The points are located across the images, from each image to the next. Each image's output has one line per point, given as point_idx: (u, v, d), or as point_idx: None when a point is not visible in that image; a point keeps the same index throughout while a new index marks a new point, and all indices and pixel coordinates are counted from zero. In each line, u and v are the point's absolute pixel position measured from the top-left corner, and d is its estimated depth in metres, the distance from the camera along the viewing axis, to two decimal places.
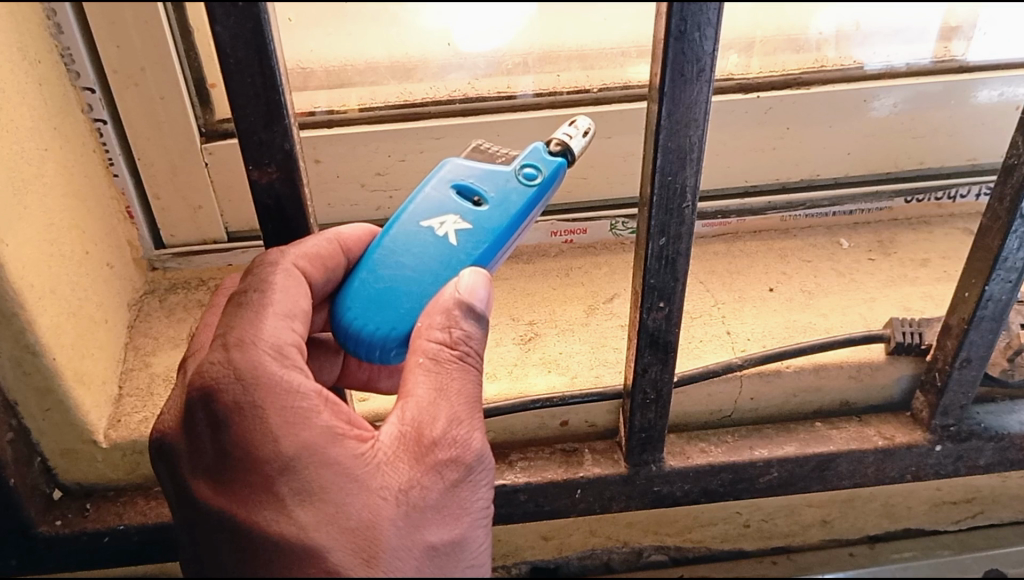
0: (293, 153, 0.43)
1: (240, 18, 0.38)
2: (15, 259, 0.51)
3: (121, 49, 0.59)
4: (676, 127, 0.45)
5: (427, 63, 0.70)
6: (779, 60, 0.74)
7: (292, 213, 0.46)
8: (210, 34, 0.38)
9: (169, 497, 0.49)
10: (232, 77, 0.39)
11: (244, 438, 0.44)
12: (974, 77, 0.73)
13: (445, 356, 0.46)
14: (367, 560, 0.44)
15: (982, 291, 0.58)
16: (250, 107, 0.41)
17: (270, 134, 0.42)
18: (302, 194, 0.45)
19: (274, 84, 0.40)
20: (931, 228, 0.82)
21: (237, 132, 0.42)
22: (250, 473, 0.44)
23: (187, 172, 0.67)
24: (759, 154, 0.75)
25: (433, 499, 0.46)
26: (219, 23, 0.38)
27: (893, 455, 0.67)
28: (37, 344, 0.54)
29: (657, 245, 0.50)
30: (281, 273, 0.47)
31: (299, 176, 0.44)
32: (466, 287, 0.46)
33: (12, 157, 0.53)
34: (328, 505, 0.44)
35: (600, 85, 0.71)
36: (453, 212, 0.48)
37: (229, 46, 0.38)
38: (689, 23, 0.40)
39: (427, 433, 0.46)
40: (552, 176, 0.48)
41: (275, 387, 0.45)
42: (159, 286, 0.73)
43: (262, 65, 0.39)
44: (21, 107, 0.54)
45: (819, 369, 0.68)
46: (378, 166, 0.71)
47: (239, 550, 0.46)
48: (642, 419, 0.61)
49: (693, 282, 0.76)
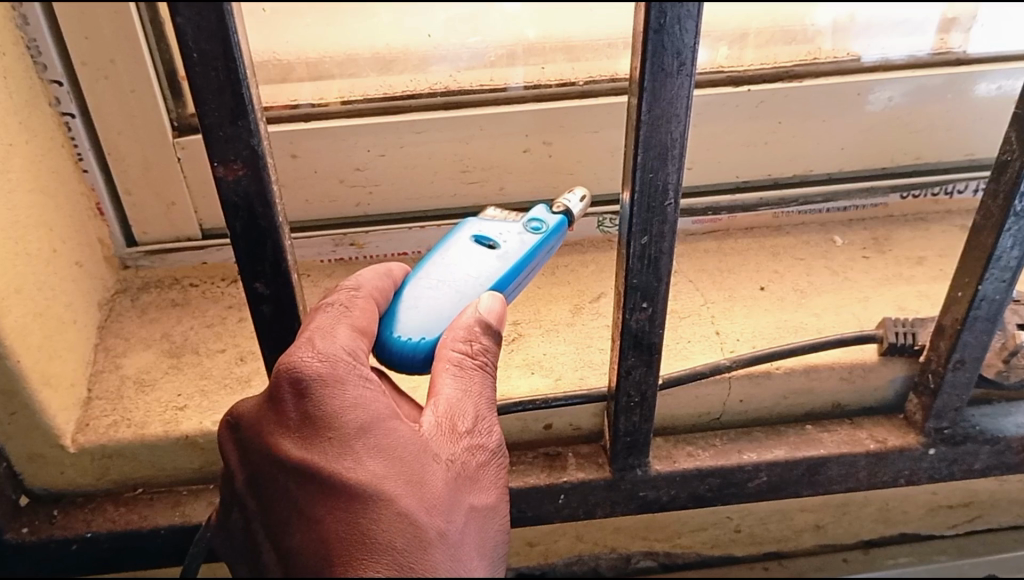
0: (260, 149, 0.41)
1: (204, 10, 0.36)
2: None
3: (89, 40, 0.57)
4: (657, 123, 0.43)
5: (408, 55, 0.69)
6: (772, 52, 0.73)
7: (261, 213, 0.44)
8: (171, 26, 0.36)
9: (231, 470, 0.47)
10: (194, 70, 0.37)
11: (321, 406, 0.44)
12: (973, 68, 0.72)
13: (469, 364, 0.46)
14: (426, 513, 0.45)
15: (976, 290, 0.57)
16: (213, 101, 0.39)
17: (236, 129, 0.40)
18: (270, 194, 0.43)
19: (239, 78, 0.38)
20: (928, 225, 0.80)
21: (200, 128, 0.40)
22: (328, 435, 0.44)
23: (158, 167, 0.65)
24: (751, 148, 0.73)
25: (473, 470, 0.47)
26: (181, 15, 0.36)
27: (885, 459, 0.66)
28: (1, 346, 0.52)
29: (639, 245, 0.49)
30: (362, 294, 0.47)
31: (268, 172, 0.42)
32: (486, 308, 0.47)
33: None
34: (399, 464, 0.45)
35: (587, 77, 0.69)
36: (470, 255, 0.50)
37: (192, 39, 0.36)
38: (669, 17, 0.38)
39: (466, 421, 0.47)
40: (556, 229, 0.51)
41: (352, 366, 0.45)
42: (131, 284, 0.71)
43: (227, 57, 0.37)
44: None
45: (810, 371, 0.66)
46: (357, 161, 0.69)
47: (298, 513, 0.45)
48: (626, 423, 0.59)
49: (682, 281, 0.74)
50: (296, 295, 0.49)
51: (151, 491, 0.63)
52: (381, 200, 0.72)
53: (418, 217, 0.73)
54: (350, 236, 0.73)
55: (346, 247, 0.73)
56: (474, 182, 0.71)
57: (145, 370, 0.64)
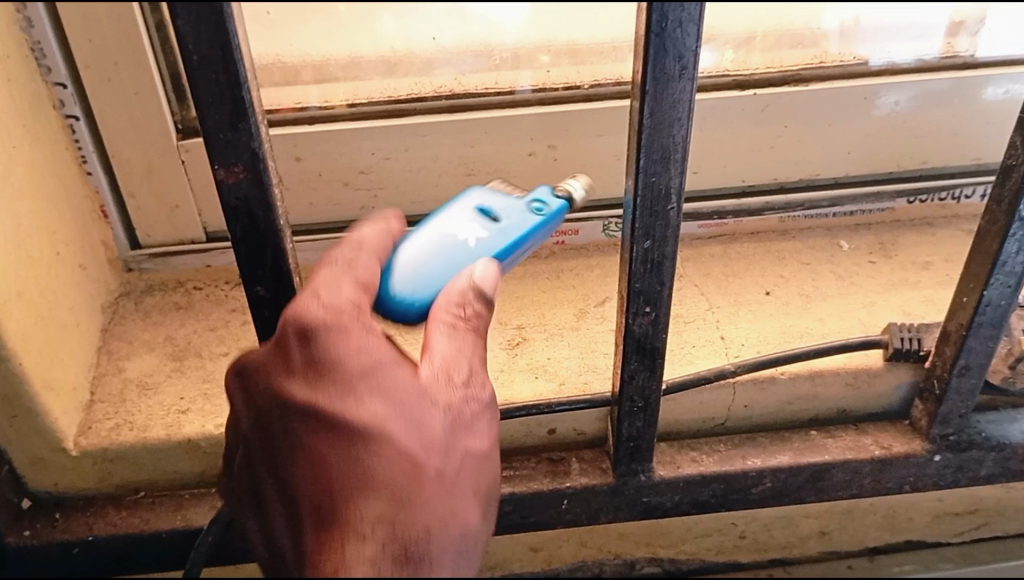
0: (260, 153, 0.41)
1: (204, 13, 0.36)
2: None
3: (93, 43, 0.57)
4: (659, 127, 0.43)
5: (412, 58, 0.69)
6: (778, 55, 0.72)
7: (262, 217, 0.43)
8: (172, 29, 0.36)
9: (233, 415, 0.45)
10: (195, 74, 0.37)
11: (319, 353, 0.42)
12: (980, 72, 0.71)
13: (466, 321, 0.44)
14: (419, 462, 0.42)
15: (981, 296, 0.56)
16: (214, 105, 0.39)
17: (236, 133, 0.40)
18: (271, 198, 0.43)
19: (239, 82, 0.38)
20: (934, 230, 0.79)
21: (201, 132, 0.40)
22: (326, 381, 0.42)
23: (161, 170, 0.65)
24: (757, 153, 0.72)
25: (472, 422, 0.44)
26: (181, 18, 0.36)
27: (890, 465, 0.65)
28: (4, 349, 0.52)
29: (641, 249, 0.48)
30: (364, 248, 0.45)
31: (268, 176, 0.42)
32: (480, 275, 0.44)
33: None
34: (396, 411, 0.42)
35: (592, 81, 0.69)
36: (468, 226, 0.46)
37: (192, 43, 0.36)
38: (670, 21, 0.38)
39: (465, 374, 0.44)
40: (559, 213, 0.47)
41: (353, 313, 0.43)
42: (135, 287, 0.71)
43: (227, 61, 0.37)
44: None
45: (815, 377, 0.65)
46: (362, 164, 0.69)
47: (294, 460, 0.43)
48: (630, 428, 0.59)
49: (687, 286, 0.73)
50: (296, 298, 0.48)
51: (152, 495, 0.63)
52: (386, 204, 0.71)
53: (421, 221, 0.73)
54: None
55: None
56: (479, 186, 0.71)
57: (148, 374, 0.64)
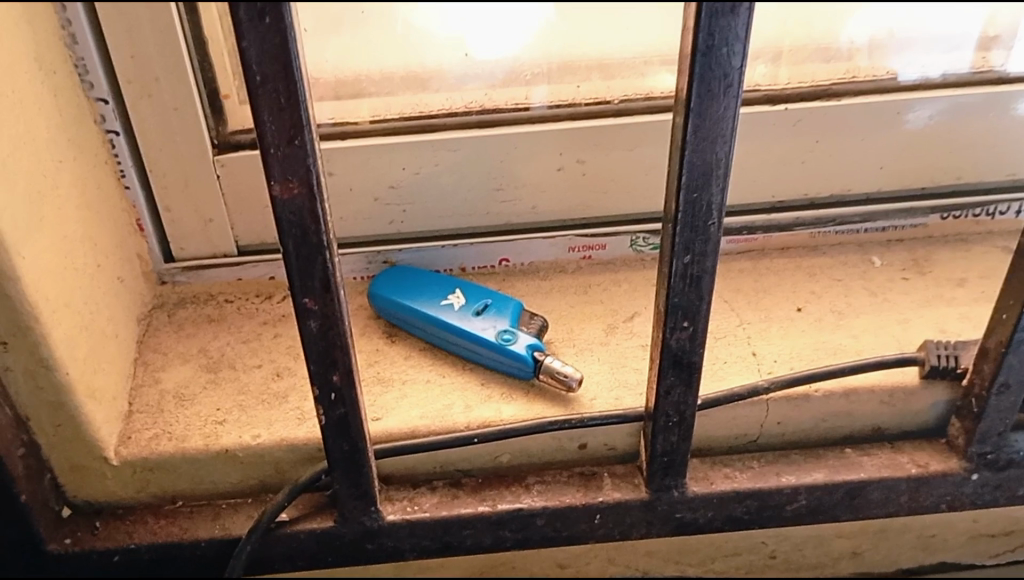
0: (315, 168, 0.42)
1: (268, 35, 0.37)
2: (31, 270, 0.51)
3: (135, 59, 0.58)
4: (702, 143, 0.44)
5: (442, 74, 0.70)
6: (808, 69, 0.73)
7: (314, 233, 0.45)
8: (236, 49, 0.37)
9: None
10: (258, 92, 0.38)
11: None
12: (1011, 87, 0.70)
13: None
14: None
15: (1021, 313, 0.56)
16: (273, 121, 0.40)
17: (292, 149, 0.41)
18: (323, 212, 0.44)
19: (298, 99, 0.39)
20: (969, 246, 0.77)
21: (259, 149, 0.41)
22: None
23: (197, 184, 0.66)
24: (787, 168, 0.72)
25: None
26: (246, 39, 0.37)
27: (927, 483, 0.64)
28: (51, 359, 0.53)
29: (681, 263, 0.49)
30: None
31: (321, 191, 0.43)
32: None
33: (31, 171, 0.52)
34: None
35: (621, 96, 0.69)
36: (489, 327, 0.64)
37: (255, 63, 0.38)
38: (717, 38, 0.40)
39: None
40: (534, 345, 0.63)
41: None
42: (168, 299, 0.71)
43: (288, 79, 0.39)
44: (38, 120, 0.54)
45: (850, 394, 0.65)
46: (391, 179, 0.68)
47: None
48: (664, 443, 0.59)
49: (718, 301, 0.72)
50: (343, 312, 0.49)
51: (190, 504, 0.63)
52: (415, 218, 0.71)
53: (449, 234, 0.72)
54: (382, 253, 0.71)
55: (378, 265, 0.72)
56: (507, 200, 0.70)
57: (184, 385, 0.64)
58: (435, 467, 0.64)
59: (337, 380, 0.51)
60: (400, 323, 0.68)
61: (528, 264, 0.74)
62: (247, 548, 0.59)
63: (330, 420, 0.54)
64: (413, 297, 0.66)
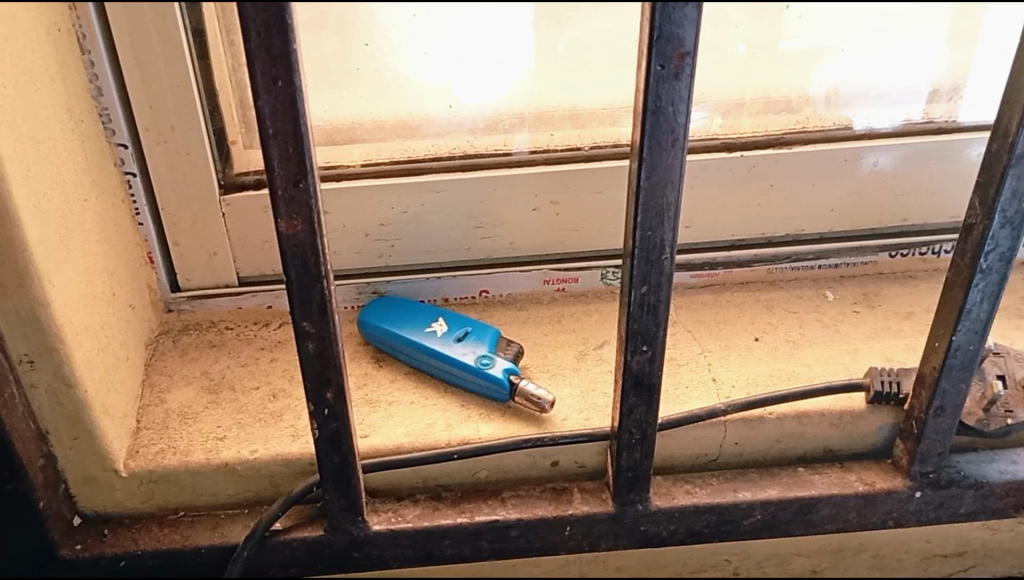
0: (316, 207, 0.48)
1: (280, 96, 0.44)
2: (60, 296, 0.57)
3: (154, 109, 0.65)
4: (654, 188, 0.50)
5: (430, 122, 0.77)
6: (765, 120, 0.80)
7: (315, 267, 0.51)
8: (253, 108, 0.44)
9: None
10: (269, 142, 0.45)
11: None
12: (965, 137, 0.78)
13: None
14: None
15: (950, 341, 0.62)
16: (281, 168, 0.46)
17: (297, 191, 0.47)
18: (322, 247, 0.50)
19: (303, 149, 0.46)
20: (917, 282, 0.84)
21: (269, 191, 0.47)
22: None
23: (204, 221, 0.72)
24: (745, 210, 0.79)
25: None
26: (261, 99, 0.44)
27: (873, 500, 0.70)
28: (73, 376, 0.59)
29: (639, 293, 0.55)
30: None
31: (321, 227, 0.49)
32: None
33: (61, 209, 0.59)
34: None
35: (591, 143, 0.76)
36: (470, 354, 0.69)
37: (269, 118, 0.45)
38: (664, 100, 0.47)
39: None
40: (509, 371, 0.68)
41: None
42: (173, 327, 0.77)
43: (296, 133, 0.45)
44: (68, 163, 0.60)
45: (801, 417, 0.70)
46: (381, 218, 0.74)
47: None
48: (628, 459, 0.64)
49: (682, 332, 0.78)
50: (337, 335, 0.55)
51: (191, 514, 0.68)
52: (402, 252, 0.77)
53: (434, 268, 0.78)
54: (371, 285, 0.77)
55: (367, 296, 0.78)
56: (487, 237, 0.77)
57: (187, 405, 0.69)
58: (418, 481, 0.69)
59: (329, 398, 0.57)
60: (388, 349, 0.73)
61: (506, 295, 0.80)
62: (244, 553, 0.64)
63: (323, 435, 0.59)
64: (399, 326, 0.72)
